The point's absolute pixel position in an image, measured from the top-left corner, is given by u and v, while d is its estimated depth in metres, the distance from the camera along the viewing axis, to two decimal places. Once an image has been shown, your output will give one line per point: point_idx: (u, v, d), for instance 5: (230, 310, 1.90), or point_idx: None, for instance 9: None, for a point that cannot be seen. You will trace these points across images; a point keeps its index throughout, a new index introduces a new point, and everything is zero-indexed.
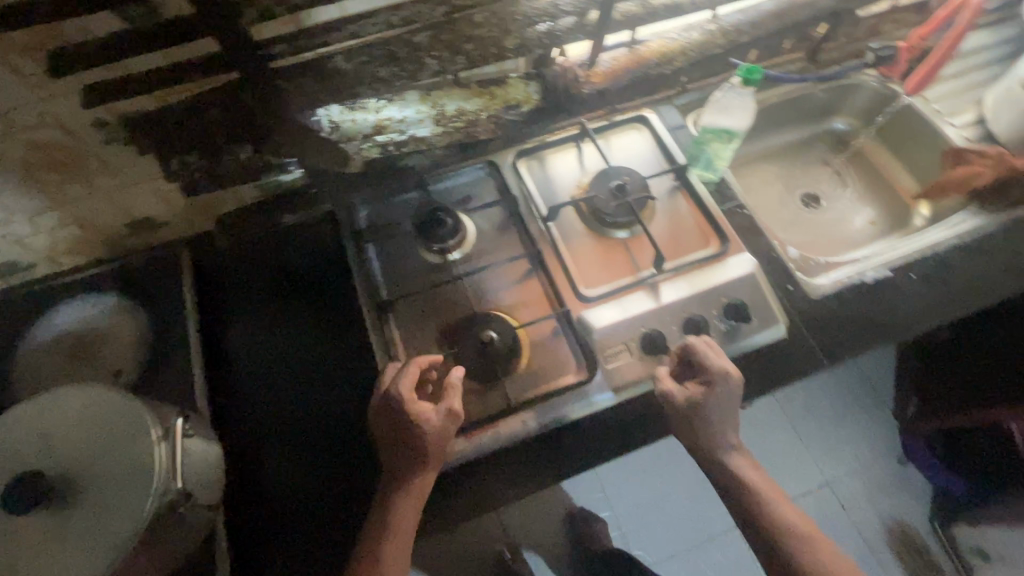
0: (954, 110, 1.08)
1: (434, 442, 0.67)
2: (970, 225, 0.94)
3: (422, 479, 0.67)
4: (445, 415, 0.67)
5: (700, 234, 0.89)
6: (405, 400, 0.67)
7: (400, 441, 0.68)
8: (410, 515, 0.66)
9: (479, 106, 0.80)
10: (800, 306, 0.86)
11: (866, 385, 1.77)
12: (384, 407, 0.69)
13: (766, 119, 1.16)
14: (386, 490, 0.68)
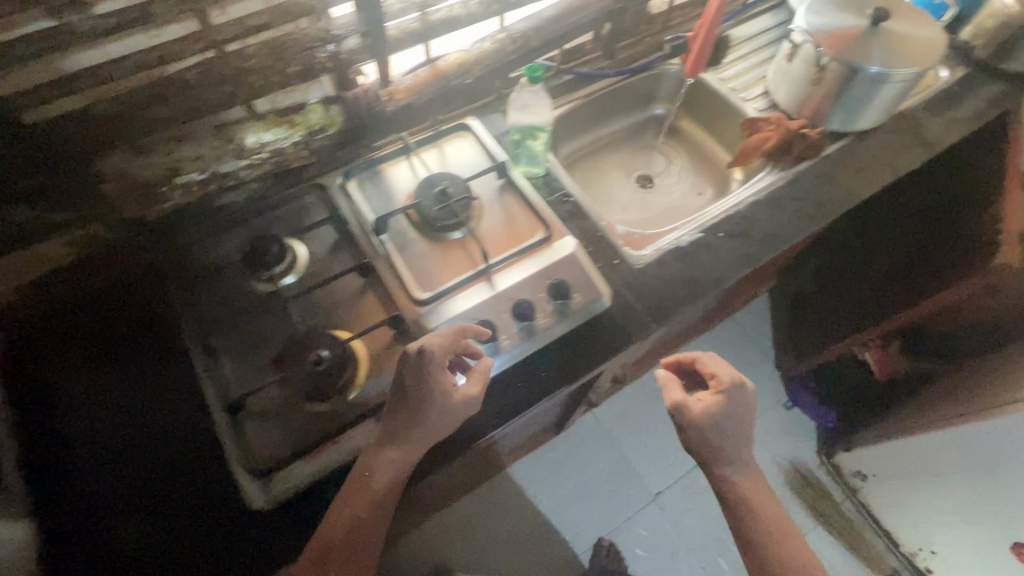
0: (744, 86, 1.23)
1: (441, 420, 0.72)
2: (763, 184, 1.06)
3: (403, 460, 0.71)
4: (462, 399, 0.73)
5: (530, 223, 0.94)
6: (436, 373, 0.70)
7: (406, 418, 0.71)
8: (388, 494, 0.71)
9: (281, 134, 0.83)
10: (626, 277, 0.93)
11: (750, 342, 1.95)
12: (416, 376, 0.70)
13: (592, 114, 1.25)
14: (364, 469, 0.71)
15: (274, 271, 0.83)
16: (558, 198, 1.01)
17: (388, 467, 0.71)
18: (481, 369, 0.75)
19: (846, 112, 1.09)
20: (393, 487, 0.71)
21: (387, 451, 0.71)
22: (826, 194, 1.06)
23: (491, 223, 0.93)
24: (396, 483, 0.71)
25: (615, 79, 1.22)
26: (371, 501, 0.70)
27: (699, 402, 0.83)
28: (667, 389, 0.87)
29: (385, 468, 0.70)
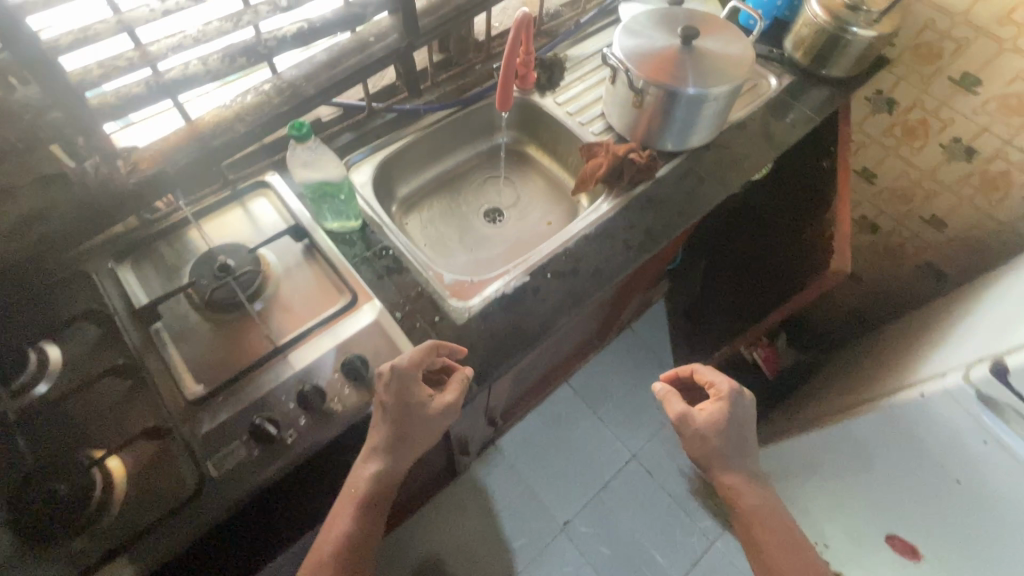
0: (581, 110, 1.20)
1: (414, 433, 0.76)
2: (597, 214, 1.03)
3: (387, 469, 0.76)
4: (440, 407, 0.77)
5: (333, 290, 0.86)
6: (413, 389, 0.74)
7: (418, 424, 0.76)
8: (374, 502, 0.77)
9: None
10: (447, 335, 0.86)
11: (648, 350, 1.93)
12: (397, 393, 0.73)
13: (427, 151, 1.18)
14: (359, 479, 0.77)
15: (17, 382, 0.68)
16: (375, 253, 0.93)
17: (390, 473, 0.77)
18: (455, 378, 0.79)
19: (674, 133, 1.07)
20: (374, 498, 0.77)
21: (374, 464, 0.76)
22: (661, 217, 1.03)
23: (288, 294, 0.85)
24: (381, 491, 0.77)
25: (445, 115, 1.15)
26: (357, 513, 0.77)
27: (704, 415, 0.91)
28: (669, 402, 0.94)
29: (365, 483, 0.76)
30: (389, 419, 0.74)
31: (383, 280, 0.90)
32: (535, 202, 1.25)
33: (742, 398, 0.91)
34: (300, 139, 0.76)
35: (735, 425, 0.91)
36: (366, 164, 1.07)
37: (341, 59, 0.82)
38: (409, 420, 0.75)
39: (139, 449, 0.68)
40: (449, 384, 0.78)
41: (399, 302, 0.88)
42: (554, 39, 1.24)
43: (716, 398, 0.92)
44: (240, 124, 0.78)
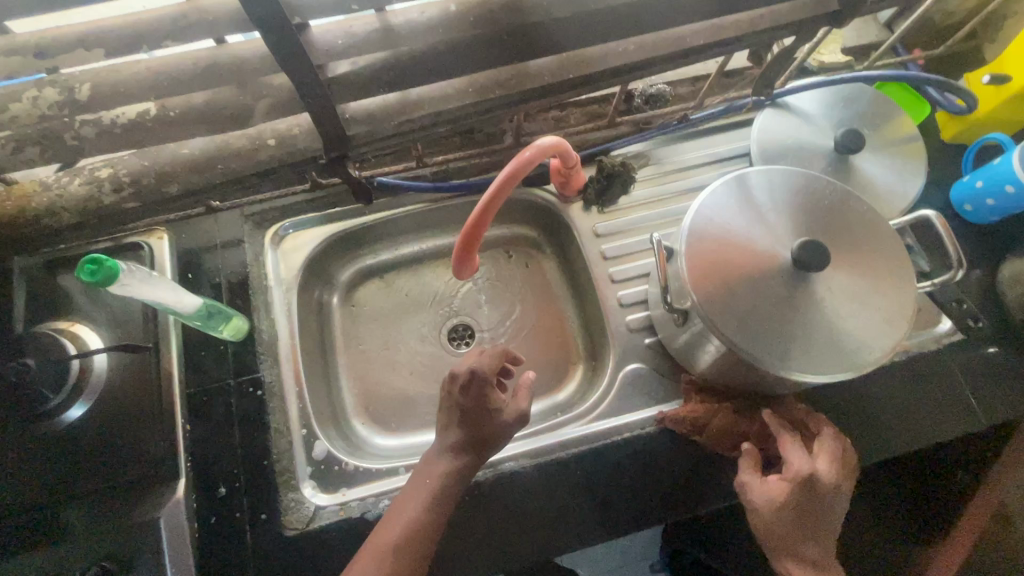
0: (623, 257, 0.82)
1: (491, 434, 0.63)
2: (548, 441, 0.71)
3: (464, 471, 0.62)
4: (519, 415, 0.63)
5: (143, 435, 0.65)
6: (486, 389, 0.62)
7: (487, 425, 0.62)
8: (445, 500, 0.61)
9: None
10: (261, 547, 0.65)
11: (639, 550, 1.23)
12: (468, 396, 0.63)
13: (407, 228, 0.90)
14: (440, 468, 0.62)
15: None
16: (239, 387, 0.71)
17: (469, 462, 0.62)
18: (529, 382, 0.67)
19: (719, 377, 0.68)
20: (454, 484, 0.62)
21: (447, 461, 0.62)
22: (637, 488, 0.69)
23: (96, 424, 0.65)
24: (462, 483, 0.62)
25: (443, 196, 0.85)
26: (429, 503, 0.60)
27: (766, 492, 0.60)
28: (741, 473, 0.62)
29: (440, 470, 0.62)
30: (466, 420, 0.63)
31: (229, 432, 0.69)
32: (521, 335, 0.91)
33: (833, 493, 0.60)
34: (98, 284, 0.51)
35: (811, 525, 0.60)
36: (309, 236, 0.82)
37: (213, 163, 0.54)
38: (479, 429, 0.62)
39: None
40: (519, 390, 0.65)
41: (231, 473, 0.67)
42: (634, 135, 0.83)
43: (819, 451, 0.61)
44: (54, 217, 0.55)
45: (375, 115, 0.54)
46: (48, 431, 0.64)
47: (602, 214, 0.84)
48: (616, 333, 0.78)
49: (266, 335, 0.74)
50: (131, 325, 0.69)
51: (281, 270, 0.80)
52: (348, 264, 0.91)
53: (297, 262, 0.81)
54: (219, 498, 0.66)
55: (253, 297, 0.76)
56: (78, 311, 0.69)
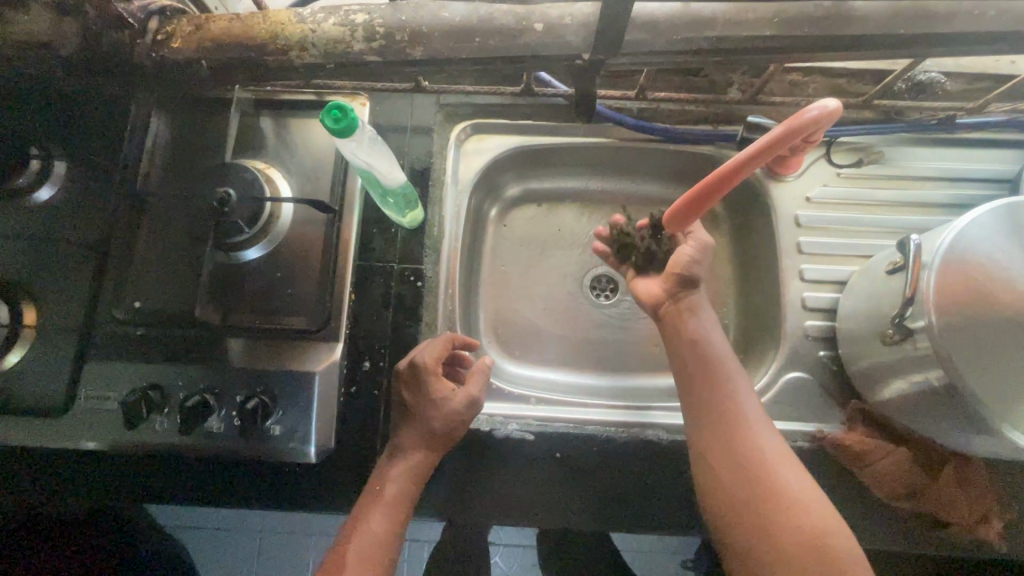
0: (820, 255, 0.73)
1: (446, 425, 0.63)
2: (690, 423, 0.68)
3: (423, 465, 0.63)
4: (471, 399, 0.64)
5: (309, 292, 0.67)
6: (429, 381, 0.63)
7: (441, 417, 0.63)
8: (405, 501, 0.61)
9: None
10: (391, 427, 0.68)
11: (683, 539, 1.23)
12: (412, 387, 0.64)
13: (586, 160, 0.84)
14: (395, 474, 0.62)
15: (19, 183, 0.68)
16: (401, 274, 0.71)
17: (424, 454, 0.63)
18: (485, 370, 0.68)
19: (903, 416, 0.61)
20: (411, 485, 0.62)
21: (402, 460, 0.62)
22: None
23: (273, 267, 0.67)
24: (420, 478, 0.63)
25: (638, 137, 0.78)
26: (393, 501, 0.61)
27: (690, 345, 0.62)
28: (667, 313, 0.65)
29: (398, 478, 0.62)
30: (416, 416, 0.63)
31: (384, 312, 0.70)
32: None
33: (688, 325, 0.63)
34: (337, 134, 0.50)
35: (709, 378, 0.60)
36: (494, 142, 0.79)
37: (471, 37, 0.50)
38: (427, 424, 0.63)
39: (59, 336, 0.65)
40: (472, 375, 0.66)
41: (378, 352, 0.69)
42: (879, 124, 0.72)
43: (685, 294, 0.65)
44: (300, 53, 0.54)
45: (658, 24, 0.48)
46: (233, 260, 0.67)
47: (810, 205, 0.75)
48: (789, 333, 0.71)
49: (434, 230, 0.73)
50: (319, 183, 0.69)
51: (459, 169, 0.78)
52: (515, 181, 0.87)
53: (475, 165, 0.78)
54: (364, 370, 0.69)
55: (430, 188, 0.75)
56: (276, 156, 0.70)
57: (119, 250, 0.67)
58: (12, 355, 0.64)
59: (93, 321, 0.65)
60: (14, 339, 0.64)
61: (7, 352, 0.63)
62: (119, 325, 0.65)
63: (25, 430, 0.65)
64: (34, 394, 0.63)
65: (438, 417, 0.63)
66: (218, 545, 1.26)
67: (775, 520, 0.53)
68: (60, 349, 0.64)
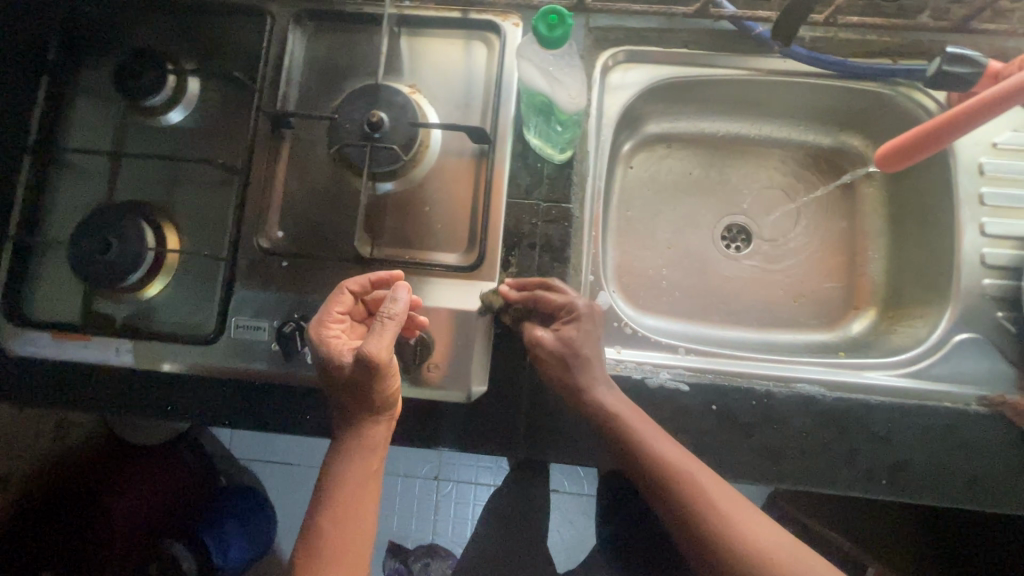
0: (1004, 208, 0.67)
1: (361, 393, 0.54)
2: (852, 380, 0.64)
3: (367, 439, 0.57)
4: (367, 361, 0.50)
5: (460, 229, 0.63)
6: (316, 346, 0.54)
7: (352, 388, 0.54)
8: (358, 479, 0.56)
9: (180, 37, 0.66)
10: (537, 372, 0.65)
11: None
12: (322, 368, 0.55)
13: (735, 97, 0.77)
14: (341, 474, 0.56)
15: (152, 103, 0.62)
16: (548, 213, 0.67)
17: (366, 437, 0.57)
18: (397, 318, 0.52)
19: None
20: (368, 478, 0.57)
21: (345, 437, 0.58)
22: (942, 465, 0.61)
23: (422, 200, 0.63)
24: (374, 463, 0.57)
25: (805, 70, 0.71)
26: (341, 484, 0.56)
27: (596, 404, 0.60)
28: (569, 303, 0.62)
29: (347, 473, 0.56)
30: (336, 390, 0.55)
31: (529, 253, 0.66)
32: (808, 259, 0.81)
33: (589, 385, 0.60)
34: (543, 44, 0.45)
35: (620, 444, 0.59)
36: (644, 72, 0.72)
37: None
38: (354, 397, 0.55)
39: (207, 263, 0.63)
40: (377, 323, 0.52)
41: None
42: None
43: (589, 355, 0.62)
44: None
45: None
46: (376, 191, 0.63)
47: (997, 153, 0.68)
48: (963, 291, 0.66)
49: (582, 166, 0.69)
50: (468, 110, 0.64)
51: (605, 101, 0.72)
52: (651, 118, 0.81)
53: (622, 96, 0.72)
54: None
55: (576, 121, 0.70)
56: (421, 79, 0.65)
57: (260, 175, 0.64)
58: (156, 283, 0.63)
59: (236, 248, 0.63)
60: (160, 266, 0.62)
61: (153, 278, 0.62)
62: (263, 255, 0.63)
63: (164, 357, 0.63)
64: (187, 324, 0.63)
65: (354, 388, 0.54)
66: (297, 484, 1.28)
67: (704, 533, 0.54)
68: (207, 277, 0.63)
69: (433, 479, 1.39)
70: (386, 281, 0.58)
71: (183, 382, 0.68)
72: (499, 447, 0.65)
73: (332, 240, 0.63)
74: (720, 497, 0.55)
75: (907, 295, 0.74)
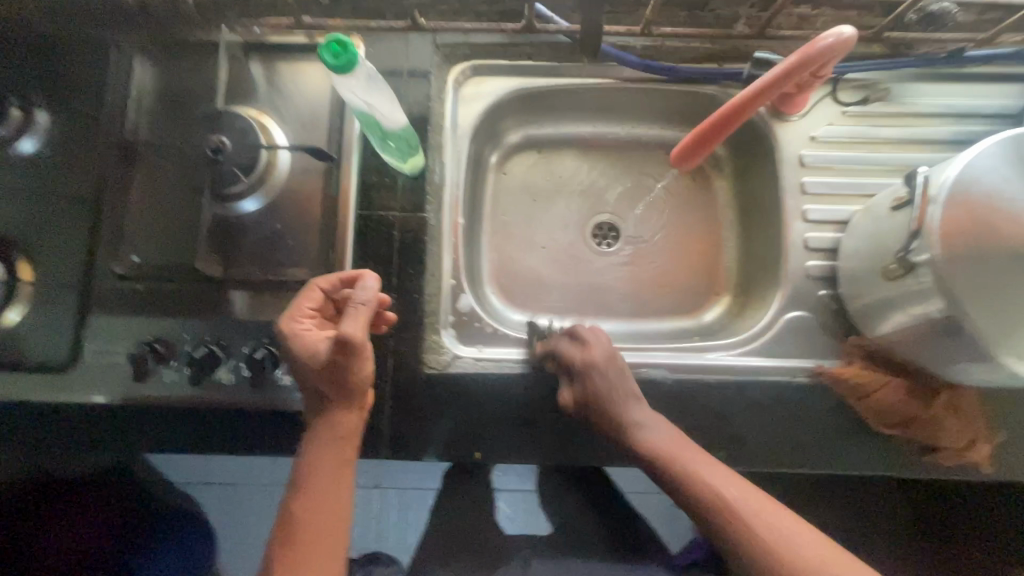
0: (824, 195, 0.73)
1: (335, 380, 0.57)
2: (695, 362, 0.69)
3: (341, 429, 0.59)
4: (343, 342, 0.53)
5: (312, 246, 0.66)
6: (296, 338, 0.57)
7: (329, 373, 0.56)
8: (339, 465, 0.59)
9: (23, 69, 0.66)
10: (400, 376, 0.68)
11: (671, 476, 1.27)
12: (299, 362, 0.57)
13: (587, 104, 0.82)
14: (317, 457, 0.58)
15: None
16: (403, 223, 0.70)
17: (339, 424, 0.59)
18: (369, 303, 0.56)
19: (902, 349, 0.63)
20: (342, 461, 0.59)
21: (320, 428, 0.59)
22: (773, 434, 0.67)
23: (274, 220, 0.66)
24: (349, 449, 0.59)
25: (641, 78, 0.77)
26: (316, 472, 0.58)
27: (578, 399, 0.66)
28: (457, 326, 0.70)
29: (322, 459, 0.58)
30: (313, 380, 0.57)
31: (385, 264, 0.69)
32: (671, 251, 0.86)
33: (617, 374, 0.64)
34: (335, 72, 0.49)
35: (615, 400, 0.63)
36: (496, 84, 0.77)
37: None
38: (331, 384, 0.57)
39: (61, 293, 0.64)
40: (352, 311, 0.55)
41: (386, 299, 0.69)
42: (887, 58, 0.71)
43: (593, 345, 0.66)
44: None
45: None
46: (228, 213, 0.65)
47: (816, 147, 0.74)
48: (791, 274, 0.73)
49: (437, 177, 0.72)
50: (316, 131, 0.67)
51: (460, 113, 0.76)
52: (516, 126, 0.85)
53: (476, 108, 0.76)
54: None
55: (430, 134, 0.73)
56: (270, 101, 0.68)
57: (112, 202, 0.65)
58: (11, 314, 0.63)
59: (90, 275, 0.64)
60: (13, 296, 0.63)
61: (6, 310, 0.62)
62: (119, 281, 0.64)
63: (29, 386, 0.65)
64: (43, 353, 0.63)
65: (331, 376, 0.56)
66: None
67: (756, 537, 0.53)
68: (61, 304, 0.64)
69: (373, 487, 1.39)
70: (354, 279, 0.61)
71: (33, 411, 0.66)
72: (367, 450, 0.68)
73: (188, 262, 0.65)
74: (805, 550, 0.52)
75: (756, 279, 0.80)
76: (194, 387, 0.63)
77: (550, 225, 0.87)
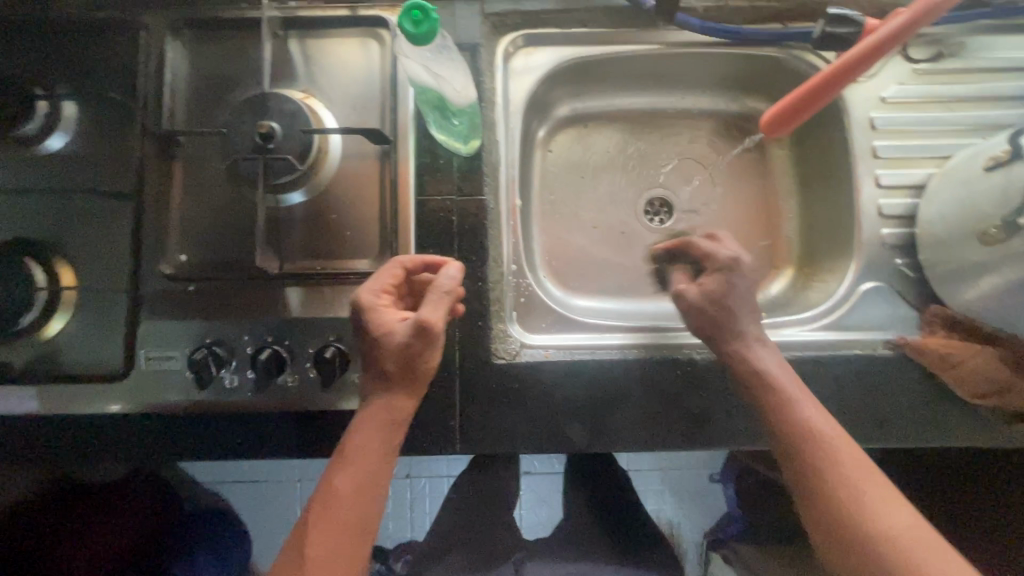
0: (897, 159, 0.70)
1: (404, 366, 0.54)
2: (771, 339, 0.67)
3: (395, 419, 0.55)
4: (425, 326, 0.52)
5: (371, 236, 0.62)
6: (366, 314, 0.54)
7: (402, 358, 0.54)
8: (378, 456, 0.55)
9: (47, 58, 0.61)
10: (468, 368, 0.65)
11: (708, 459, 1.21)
12: (364, 338, 0.54)
13: (639, 72, 0.78)
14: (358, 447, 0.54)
15: (23, 131, 0.59)
16: (461, 207, 0.66)
17: (392, 413, 0.55)
18: (452, 291, 0.54)
19: (993, 315, 0.61)
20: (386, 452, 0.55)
21: (369, 411, 0.56)
22: (857, 409, 0.65)
23: (327, 209, 0.62)
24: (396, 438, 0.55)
25: (700, 41, 0.73)
26: (352, 461, 0.54)
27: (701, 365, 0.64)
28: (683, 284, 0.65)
29: (365, 445, 0.55)
30: (379, 361, 0.55)
31: (445, 250, 0.65)
32: (728, 224, 0.83)
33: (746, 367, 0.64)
34: (414, 42, 0.46)
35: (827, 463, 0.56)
36: (548, 55, 0.72)
37: None
38: (401, 369, 0.54)
39: (105, 298, 0.60)
40: (434, 295, 0.53)
41: None
42: (965, 10, 0.68)
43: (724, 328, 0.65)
44: None
45: None
46: (279, 204, 0.61)
47: (887, 108, 0.71)
48: (865, 242, 0.70)
49: (493, 156, 0.68)
50: (367, 112, 0.63)
51: (511, 87, 0.71)
52: (562, 100, 0.81)
53: (528, 81, 0.72)
54: None
55: (483, 111, 0.69)
56: (315, 83, 0.63)
57: (155, 198, 0.61)
58: (55, 322, 0.60)
59: (136, 280, 0.60)
60: (55, 305, 0.59)
61: (50, 319, 0.59)
62: (168, 283, 0.61)
63: (81, 398, 0.61)
64: (93, 362, 0.60)
65: (400, 361, 0.54)
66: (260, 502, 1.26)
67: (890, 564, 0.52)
68: (109, 311, 0.60)
69: (407, 477, 1.37)
70: (435, 267, 0.59)
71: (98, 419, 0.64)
72: (437, 445, 0.65)
73: (240, 259, 0.61)
74: (895, 517, 0.53)
75: (821, 249, 0.77)
76: (258, 391, 0.59)
77: (601, 202, 0.83)
